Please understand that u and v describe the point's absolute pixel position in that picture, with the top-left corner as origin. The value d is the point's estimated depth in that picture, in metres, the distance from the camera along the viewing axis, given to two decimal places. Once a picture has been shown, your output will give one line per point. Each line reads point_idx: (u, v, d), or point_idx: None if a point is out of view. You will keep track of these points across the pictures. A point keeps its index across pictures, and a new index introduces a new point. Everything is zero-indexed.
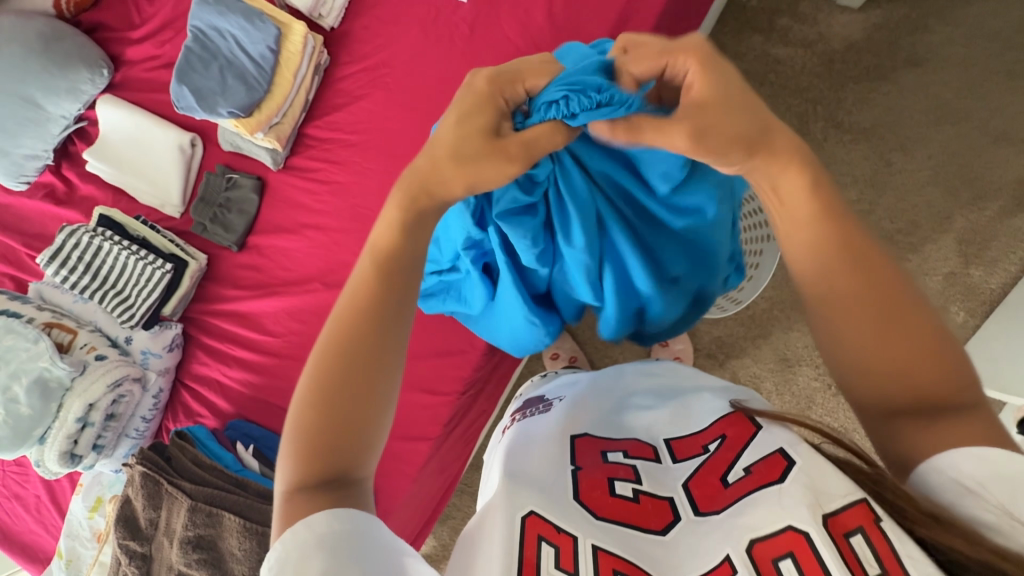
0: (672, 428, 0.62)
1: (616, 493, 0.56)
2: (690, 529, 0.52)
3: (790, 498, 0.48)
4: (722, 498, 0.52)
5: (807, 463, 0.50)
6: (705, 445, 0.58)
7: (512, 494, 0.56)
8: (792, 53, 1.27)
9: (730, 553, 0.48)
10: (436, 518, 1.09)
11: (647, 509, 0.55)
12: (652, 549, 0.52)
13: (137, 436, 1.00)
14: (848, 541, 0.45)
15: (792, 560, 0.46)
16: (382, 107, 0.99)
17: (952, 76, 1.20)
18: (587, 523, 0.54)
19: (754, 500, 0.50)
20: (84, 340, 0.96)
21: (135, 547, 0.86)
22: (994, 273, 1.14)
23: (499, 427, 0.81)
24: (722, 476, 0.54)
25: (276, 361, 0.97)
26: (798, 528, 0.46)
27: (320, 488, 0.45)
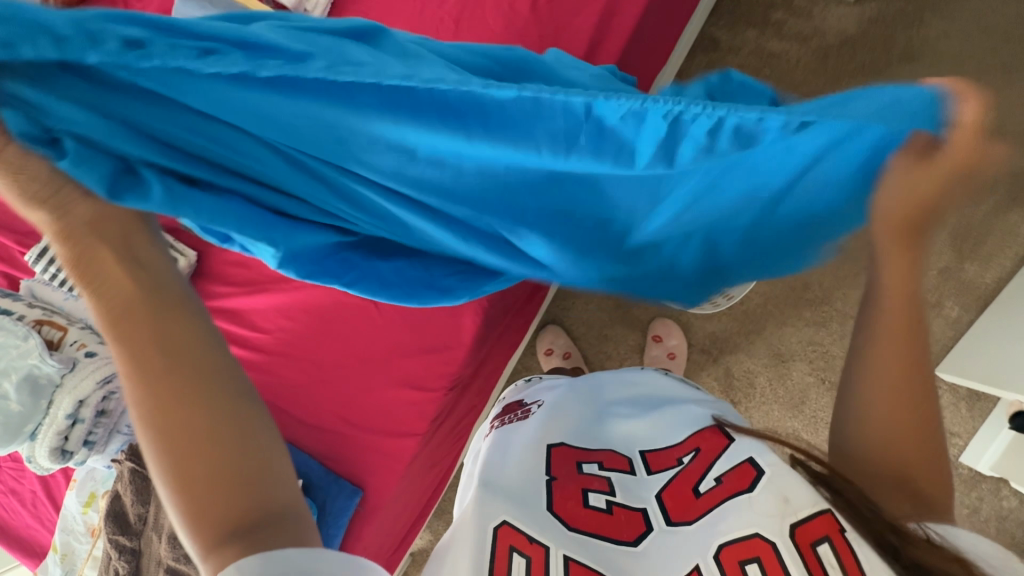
0: (650, 438, 0.65)
1: (589, 505, 0.59)
2: (662, 539, 0.56)
3: (758, 507, 0.53)
4: (694, 509, 0.56)
5: (776, 473, 0.55)
6: (680, 457, 0.61)
7: (487, 504, 0.59)
8: (786, 48, 1.26)
9: (699, 564, 0.52)
10: (427, 513, 1.10)
11: (619, 520, 0.57)
12: (623, 559, 0.55)
13: (128, 432, 1.01)
14: (815, 549, 0.51)
15: (758, 563, 0.51)
16: None
17: (945, 70, 1.19)
18: (560, 534, 0.56)
19: (725, 510, 0.55)
20: (74, 337, 0.97)
21: (125, 541, 0.87)
22: (988, 269, 1.14)
23: (481, 431, 0.81)
24: (694, 486, 0.58)
25: (267, 359, 0.99)
26: (764, 535, 0.52)
27: (236, 533, 0.41)
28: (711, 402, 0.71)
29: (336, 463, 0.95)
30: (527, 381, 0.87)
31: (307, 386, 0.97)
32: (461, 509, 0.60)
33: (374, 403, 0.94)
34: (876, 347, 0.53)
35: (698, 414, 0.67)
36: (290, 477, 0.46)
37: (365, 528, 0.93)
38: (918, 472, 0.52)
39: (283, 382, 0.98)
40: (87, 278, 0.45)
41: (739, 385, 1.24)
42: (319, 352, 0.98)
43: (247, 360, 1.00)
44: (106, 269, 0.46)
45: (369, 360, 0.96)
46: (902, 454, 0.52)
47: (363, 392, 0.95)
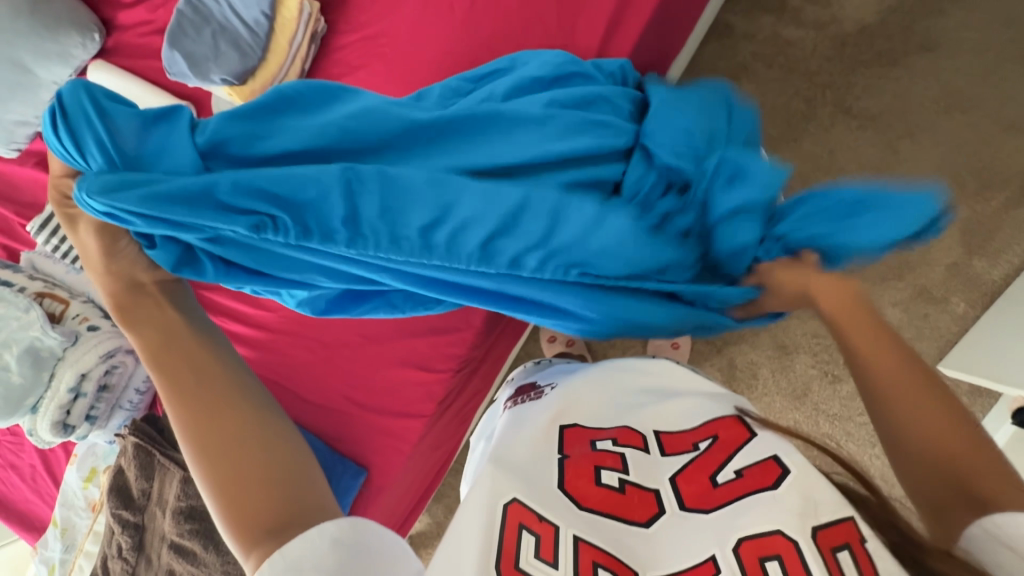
0: (663, 423, 0.62)
1: (601, 484, 0.57)
2: (675, 523, 0.54)
3: (783, 505, 0.52)
4: (711, 498, 0.55)
5: (803, 472, 0.54)
6: (696, 443, 0.59)
7: (498, 481, 0.56)
8: (803, 35, 1.25)
9: (716, 554, 0.50)
10: (429, 496, 1.09)
11: (632, 501, 0.56)
12: (635, 544, 0.53)
13: (130, 408, 1.00)
14: (834, 555, 0.50)
15: (779, 562, 0.49)
16: (381, 77, 0.95)
17: (964, 61, 1.17)
18: (571, 514, 0.55)
19: (744, 505, 0.53)
20: (76, 310, 0.95)
21: (128, 516, 0.87)
22: (996, 265, 1.13)
23: (490, 411, 0.80)
24: (712, 475, 0.56)
25: (271, 337, 0.98)
26: (787, 534, 0.50)
27: (263, 536, 0.46)
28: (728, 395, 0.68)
29: (341, 444, 0.94)
30: (535, 362, 0.87)
31: (312, 366, 0.96)
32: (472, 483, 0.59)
33: (380, 384, 0.94)
34: (877, 365, 0.57)
35: (712, 403, 0.64)
36: (307, 473, 0.50)
37: (369, 508, 0.93)
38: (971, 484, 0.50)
39: (288, 360, 0.97)
40: (129, 320, 0.57)
41: (742, 377, 1.23)
42: (325, 331, 0.97)
43: (250, 337, 0.99)
44: (144, 311, 0.57)
45: (375, 340, 0.95)
46: (935, 457, 0.53)
47: (369, 373, 0.95)
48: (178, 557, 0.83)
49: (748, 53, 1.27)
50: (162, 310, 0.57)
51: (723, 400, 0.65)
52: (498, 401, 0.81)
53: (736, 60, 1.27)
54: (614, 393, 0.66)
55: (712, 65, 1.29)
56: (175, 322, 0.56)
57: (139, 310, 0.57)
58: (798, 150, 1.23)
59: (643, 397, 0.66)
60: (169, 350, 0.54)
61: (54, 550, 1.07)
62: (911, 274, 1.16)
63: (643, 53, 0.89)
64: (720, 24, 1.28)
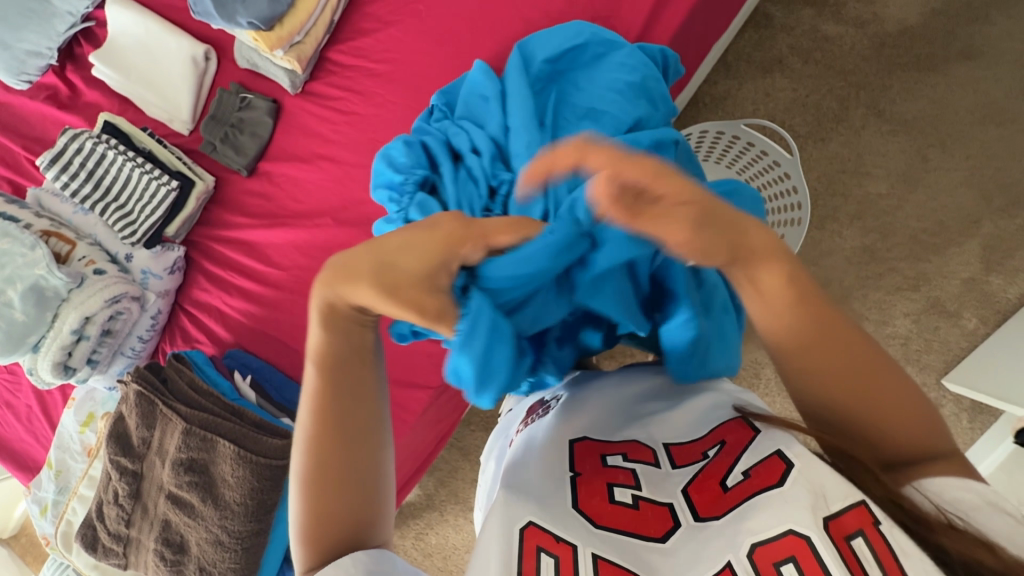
0: (673, 429, 0.54)
1: (615, 500, 0.48)
2: (691, 536, 0.45)
3: (792, 497, 0.43)
4: (722, 504, 0.46)
5: (807, 465, 0.45)
6: (704, 451, 0.50)
7: (500, 501, 0.49)
8: (843, 31, 1.21)
9: (732, 559, 0.42)
10: (425, 470, 1.07)
11: (647, 516, 0.47)
12: (651, 557, 0.45)
13: (132, 355, 0.98)
14: (848, 544, 0.42)
15: (794, 563, 0.41)
16: (410, 35, 0.91)
17: (1005, 72, 1.14)
18: (586, 532, 0.46)
19: (755, 503, 0.44)
20: (83, 252, 0.93)
21: (127, 464, 0.86)
22: (1013, 283, 1.10)
23: (501, 430, 0.68)
24: (722, 480, 0.47)
25: (279, 295, 0.93)
26: (799, 531, 0.41)
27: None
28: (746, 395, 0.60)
29: None
30: None
31: None
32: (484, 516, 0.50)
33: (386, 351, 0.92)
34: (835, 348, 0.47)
35: (722, 403, 0.56)
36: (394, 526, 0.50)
37: None
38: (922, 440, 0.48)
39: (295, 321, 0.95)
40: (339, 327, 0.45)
41: (745, 376, 1.21)
42: None
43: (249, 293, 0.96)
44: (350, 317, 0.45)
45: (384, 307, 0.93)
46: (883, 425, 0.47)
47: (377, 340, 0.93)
48: (176, 508, 0.83)
49: (786, 45, 1.23)
50: (364, 326, 0.46)
51: (721, 398, 0.57)
52: (513, 411, 0.70)
53: (772, 52, 1.23)
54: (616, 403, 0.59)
55: (747, 55, 1.24)
56: (368, 341, 0.47)
57: (343, 311, 0.45)
58: (825, 151, 1.20)
59: (658, 399, 0.59)
60: (344, 372, 0.46)
61: (48, 492, 1.06)
62: (926, 285, 1.13)
63: (687, 33, 0.85)
64: (759, 13, 1.24)
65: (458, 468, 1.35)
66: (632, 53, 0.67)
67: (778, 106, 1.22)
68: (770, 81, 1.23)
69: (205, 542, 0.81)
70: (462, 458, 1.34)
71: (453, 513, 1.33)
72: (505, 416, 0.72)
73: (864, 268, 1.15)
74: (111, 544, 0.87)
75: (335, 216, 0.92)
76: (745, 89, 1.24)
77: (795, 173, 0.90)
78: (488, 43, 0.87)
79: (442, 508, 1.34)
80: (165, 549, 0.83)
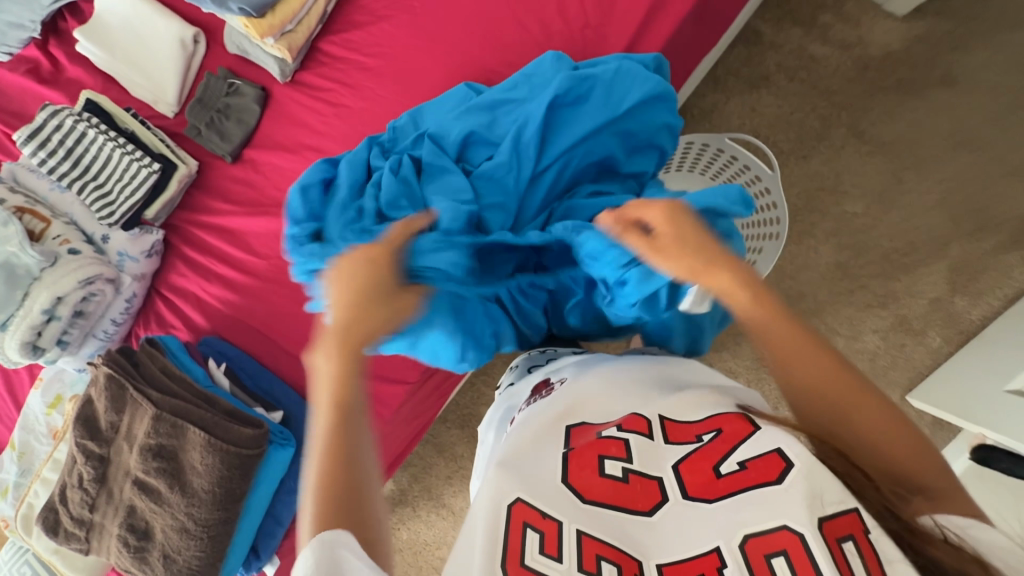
0: (671, 409, 0.55)
1: (606, 474, 0.49)
2: (678, 513, 0.47)
3: (790, 494, 0.43)
4: (714, 489, 0.47)
5: (808, 465, 0.46)
6: (698, 434, 0.51)
7: (494, 475, 0.50)
8: (828, 53, 1.25)
9: (721, 545, 0.43)
10: (400, 462, 1.06)
11: (635, 490, 0.48)
12: (639, 535, 0.46)
13: (104, 337, 0.97)
14: (839, 546, 0.42)
15: (785, 556, 0.41)
16: (404, 30, 0.91)
17: (980, 101, 1.18)
18: (573, 507, 0.47)
19: (749, 497, 0.45)
20: (57, 231, 0.90)
21: (93, 447, 0.84)
22: (978, 305, 1.13)
23: (501, 403, 0.69)
24: (716, 466, 0.48)
25: (260, 284, 0.93)
26: (793, 527, 0.42)
27: None
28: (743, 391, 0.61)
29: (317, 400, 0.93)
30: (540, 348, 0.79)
31: (295, 319, 0.92)
32: (477, 486, 0.51)
33: None
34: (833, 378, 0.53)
35: (727, 398, 0.57)
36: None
37: None
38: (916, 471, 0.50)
39: (270, 311, 0.92)
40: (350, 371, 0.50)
41: None
42: None
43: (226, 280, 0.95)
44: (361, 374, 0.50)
45: None
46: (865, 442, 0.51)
47: None
48: (142, 494, 0.82)
49: (773, 63, 1.26)
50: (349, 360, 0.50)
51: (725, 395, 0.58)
52: (516, 383, 0.71)
53: (761, 69, 1.26)
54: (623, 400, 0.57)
55: (735, 71, 1.27)
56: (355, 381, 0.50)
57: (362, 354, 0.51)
58: (805, 168, 1.23)
59: (655, 387, 0.59)
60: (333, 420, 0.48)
61: (9, 473, 1.04)
62: (894, 303, 1.16)
63: (677, 46, 0.86)
64: (749, 30, 1.27)
65: (433, 464, 1.35)
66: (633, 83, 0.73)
67: (763, 121, 1.25)
68: (756, 97, 1.26)
69: (170, 529, 0.81)
70: (437, 454, 1.34)
71: (425, 509, 1.34)
72: (503, 391, 0.72)
73: (837, 284, 1.19)
74: (73, 529, 0.86)
75: None
76: (731, 104, 1.27)
77: (777, 190, 0.93)
78: (482, 43, 0.87)
79: (415, 503, 1.35)
80: (129, 536, 0.82)
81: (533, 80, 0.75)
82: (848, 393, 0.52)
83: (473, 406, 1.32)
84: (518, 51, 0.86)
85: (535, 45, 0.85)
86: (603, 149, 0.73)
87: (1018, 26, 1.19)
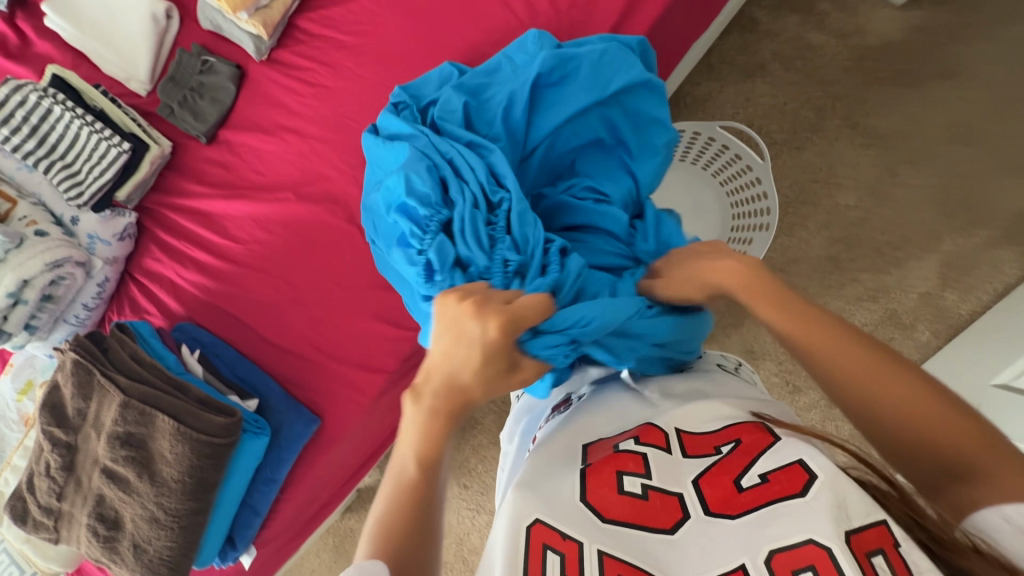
0: (685, 420, 0.54)
1: (624, 491, 0.47)
2: (701, 530, 0.45)
3: (816, 507, 0.41)
4: (738, 503, 0.45)
5: (833, 476, 0.44)
6: (718, 446, 0.50)
7: (512, 497, 0.49)
8: (824, 41, 1.22)
9: (746, 562, 0.41)
10: (379, 457, 1.00)
11: (656, 507, 0.47)
12: (661, 554, 0.44)
13: (75, 322, 0.95)
14: (869, 561, 0.39)
15: (812, 572, 0.39)
16: (386, 9, 0.88)
17: (974, 94, 1.17)
18: (593, 527, 0.46)
19: (774, 512, 0.43)
20: (24, 212, 0.87)
21: (60, 435, 0.82)
22: (967, 300, 1.12)
23: (522, 419, 0.70)
24: (737, 479, 0.46)
25: (236, 270, 0.90)
26: (820, 541, 0.40)
27: None
28: (765, 402, 0.58)
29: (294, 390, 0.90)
30: None
31: (272, 306, 0.89)
32: (497, 509, 0.50)
33: (339, 332, 0.88)
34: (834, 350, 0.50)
35: (743, 406, 0.56)
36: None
37: (318, 459, 0.88)
38: (950, 445, 0.44)
39: (247, 297, 0.90)
40: (448, 430, 0.49)
41: None
42: (289, 271, 0.90)
43: (203, 265, 0.92)
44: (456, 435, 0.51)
45: (346, 287, 0.88)
46: (886, 420, 0.47)
47: (330, 320, 0.88)
48: (110, 483, 0.80)
49: (767, 51, 1.24)
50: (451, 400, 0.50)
51: (740, 403, 0.56)
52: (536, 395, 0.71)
53: (755, 57, 1.24)
54: (640, 413, 0.57)
55: (730, 59, 1.25)
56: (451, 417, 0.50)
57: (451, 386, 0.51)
58: (799, 159, 1.20)
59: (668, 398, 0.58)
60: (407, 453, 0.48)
61: None
62: (885, 297, 1.14)
63: (666, 28, 0.84)
64: (744, 17, 1.25)
65: None
66: (611, 52, 0.70)
67: (757, 111, 1.23)
68: (750, 86, 1.23)
69: (140, 518, 0.79)
70: None
71: None
72: (523, 399, 0.74)
73: (828, 277, 1.17)
74: (42, 518, 0.84)
75: (298, 191, 0.90)
76: (726, 93, 1.24)
77: (767, 179, 0.90)
78: (466, 22, 0.85)
79: None
80: (98, 525, 0.81)
81: (516, 62, 0.72)
82: (847, 349, 0.49)
83: None
84: (502, 31, 0.83)
85: (520, 25, 0.83)
86: (591, 120, 0.69)
87: (1014, 17, 1.17)
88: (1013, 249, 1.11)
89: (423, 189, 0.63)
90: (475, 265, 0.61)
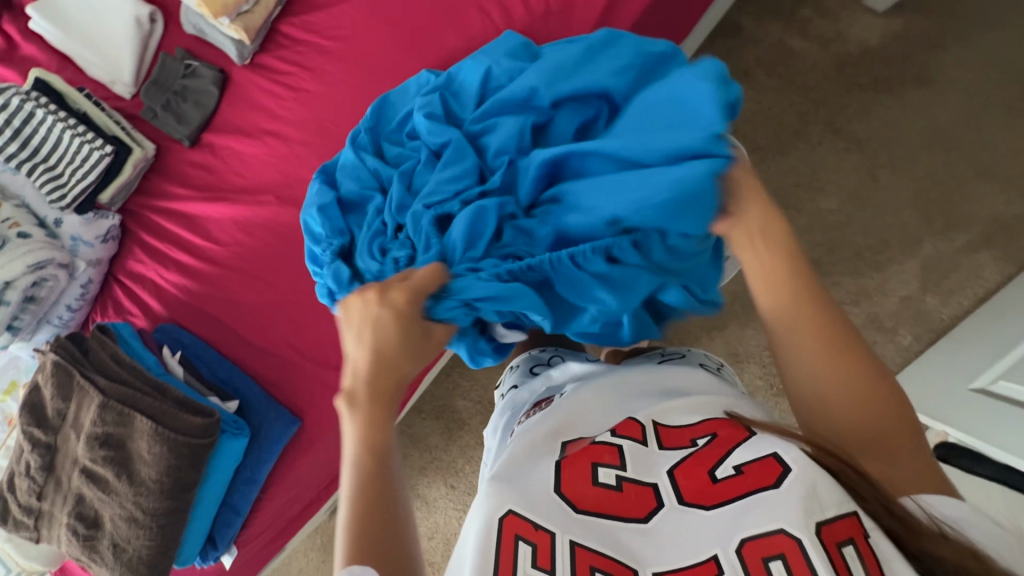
0: (666, 414, 0.54)
1: (599, 482, 0.48)
2: (674, 519, 0.46)
3: (788, 496, 0.43)
4: (711, 494, 0.46)
5: (806, 468, 0.44)
6: (693, 439, 0.51)
7: (485, 489, 0.48)
8: (806, 47, 1.24)
9: (718, 553, 0.43)
10: None
11: (629, 497, 0.47)
12: (633, 541, 0.45)
13: (59, 324, 0.95)
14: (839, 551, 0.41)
15: (783, 561, 0.40)
16: (366, 14, 0.89)
17: (953, 100, 1.18)
18: (567, 518, 0.46)
19: (748, 504, 0.44)
20: (7, 214, 0.87)
21: (39, 435, 0.83)
22: (948, 303, 1.13)
23: (499, 409, 0.69)
24: (711, 470, 0.47)
25: (218, 272, 0.91)
26: (790, 532, 0.41)
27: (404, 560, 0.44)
28: (743, 401, 0.58)
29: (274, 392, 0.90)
30: (538, 350, 0.78)
31: (253, 308, 0.89)
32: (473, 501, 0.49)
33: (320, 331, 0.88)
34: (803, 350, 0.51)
35: (716, 405, 0.56)
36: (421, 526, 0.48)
37: (297, 460, 0.88)
38: (890, 438, 0.48)
39: (229, 299, 0.90)
40: (390, 411, 0.51)
41: None
42: (271, 273, 0.90)
43: (187, 267, 0.93)
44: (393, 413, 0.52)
45: None
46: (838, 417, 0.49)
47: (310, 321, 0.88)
48: (89, 483, 0.81)
49: (751, 57, 1.25)
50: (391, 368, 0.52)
51: (716, 400, 0.56)
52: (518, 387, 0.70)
53: (739, 63, 1.25)
54: (616, 408, 0.56)
55: None
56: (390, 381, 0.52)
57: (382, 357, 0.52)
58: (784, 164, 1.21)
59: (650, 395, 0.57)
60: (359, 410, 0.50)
61: None
62: (867, 301, 1.16)
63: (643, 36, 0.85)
64: (728, 23, 1.26)
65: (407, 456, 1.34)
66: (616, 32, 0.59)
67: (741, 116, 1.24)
68: None
69: (119, 518, 0.80)
70: (410, 446, 1.33)
71: None
72: (507, 394, 0.71)
73: None
74: (22, 517, 0.85)
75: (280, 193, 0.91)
76: None
77: None
78: (445, 27, 0.86)
79: None
80: (78, 524, 0.82)
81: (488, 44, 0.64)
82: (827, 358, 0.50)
83: (447, 398, 1.32)
84: (480, 36, 0.84)
85: (499, 31, 0.84)
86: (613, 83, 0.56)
87: (992, 24, 1.19)
88: (991, 252, 1.13)
89: (334, 220, 0.62)
90: (367, 273, 0.59)
